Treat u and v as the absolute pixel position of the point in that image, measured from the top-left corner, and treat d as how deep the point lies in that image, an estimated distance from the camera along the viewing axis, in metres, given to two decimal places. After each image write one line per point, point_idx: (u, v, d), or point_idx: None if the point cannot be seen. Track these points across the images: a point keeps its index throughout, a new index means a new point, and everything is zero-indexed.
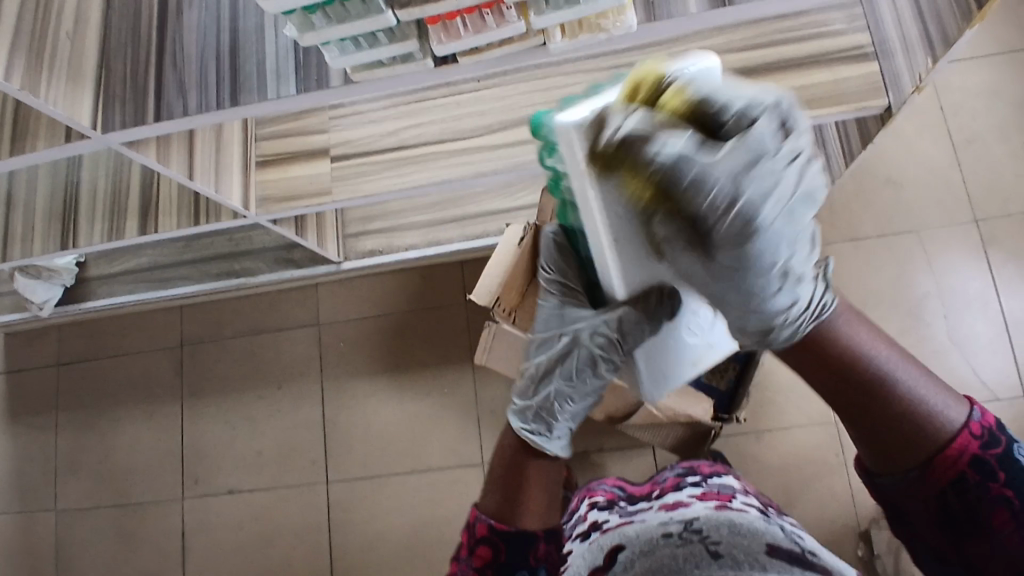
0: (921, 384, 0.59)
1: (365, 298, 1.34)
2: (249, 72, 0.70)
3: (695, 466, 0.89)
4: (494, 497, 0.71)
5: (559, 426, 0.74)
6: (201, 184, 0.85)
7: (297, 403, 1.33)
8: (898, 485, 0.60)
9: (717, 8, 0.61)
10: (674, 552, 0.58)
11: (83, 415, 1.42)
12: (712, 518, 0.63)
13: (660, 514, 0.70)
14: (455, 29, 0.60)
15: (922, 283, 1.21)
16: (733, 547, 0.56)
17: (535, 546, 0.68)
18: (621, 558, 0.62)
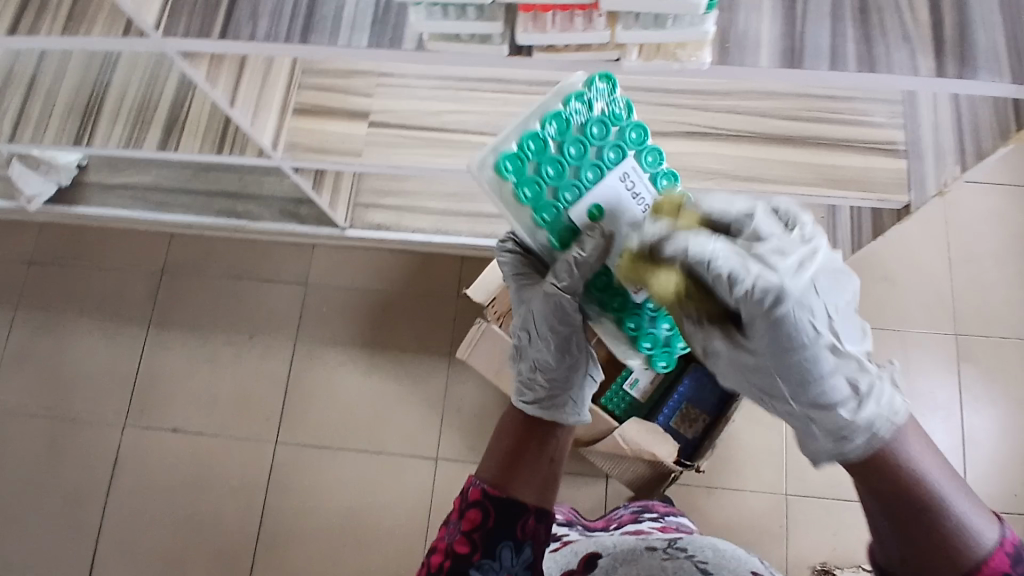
0: (962, 501, 0.49)
1: (358, 269, 1.34)
2: (325, 14, 0.70)
3: (649, 504, 0.93)
4: (495, 464, 0.67)
5: (559, 392, 0.71)
6: (239, 112, 0.86)
7: (264, 357, 1.31)
8: None
9: (785, 67, 0.65)
10: (663, 565, 0.64)
11: (42, 319, 1.37)
12: (696, 542, 0.69)
13: (625, 535, 0.78)
14: (543, 22, 0.61)
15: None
16: (720, 568, 0.63)
17: (527, 521, 0.64)
18: (601, 563, 0.68)
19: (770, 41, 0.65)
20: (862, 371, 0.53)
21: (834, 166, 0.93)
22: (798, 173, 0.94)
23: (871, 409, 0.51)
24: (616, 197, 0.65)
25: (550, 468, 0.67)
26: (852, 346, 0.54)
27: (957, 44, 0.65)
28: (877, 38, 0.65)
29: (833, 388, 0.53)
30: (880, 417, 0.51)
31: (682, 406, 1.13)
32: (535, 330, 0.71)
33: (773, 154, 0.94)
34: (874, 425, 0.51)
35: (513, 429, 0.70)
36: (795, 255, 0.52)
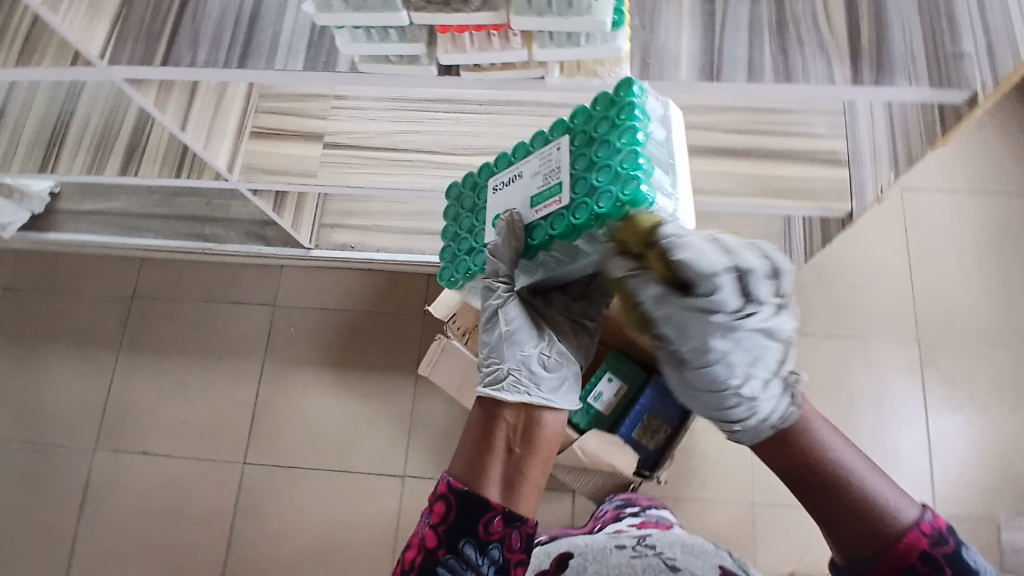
0: (873, 477, 0.55)
1: (327, 289, 1.35)
2: (263, 40, 0.72)
3: (634, 498, 0.97)
4: (462, 459, 0.63)
5: (507, 368, 0.67)
6: (191, 136, 0.88)
7: (234, 378, 1.32)
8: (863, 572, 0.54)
9: (705, 79, 0.66)
10: (632, 562, 0.69)
11: (17, 344, 1.39)
12: (663, 540, 0.74)
13: (604, 535, 0.81)
14: (462, 42, 0.63)
15: (861, 390, 1.25)
16: (688, 563, 0.68)
17: (490, 518, 0.59)
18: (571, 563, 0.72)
19: (687, 56, 0.67)
20: (766, 385, 0.57)
21: (778, 176, 0.95)
22: (744, 183, 0.95)
23: (755, 424, 0.57)
24: (502, 199, 0.69)
25: (514, 458, 0.62)
26: (769, 370, 0.57)
27: (873, 51, 0.67)
28: (794, 50, 0.67)
29: (739, 403, 0.57)
30: (761, 422, 0.57)
31: (646, 416, 1.12)
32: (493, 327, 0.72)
33: (720, 164, 0.96)
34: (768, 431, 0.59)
35: (484, 422, 0.64)
36: (725, 326, 0.54)
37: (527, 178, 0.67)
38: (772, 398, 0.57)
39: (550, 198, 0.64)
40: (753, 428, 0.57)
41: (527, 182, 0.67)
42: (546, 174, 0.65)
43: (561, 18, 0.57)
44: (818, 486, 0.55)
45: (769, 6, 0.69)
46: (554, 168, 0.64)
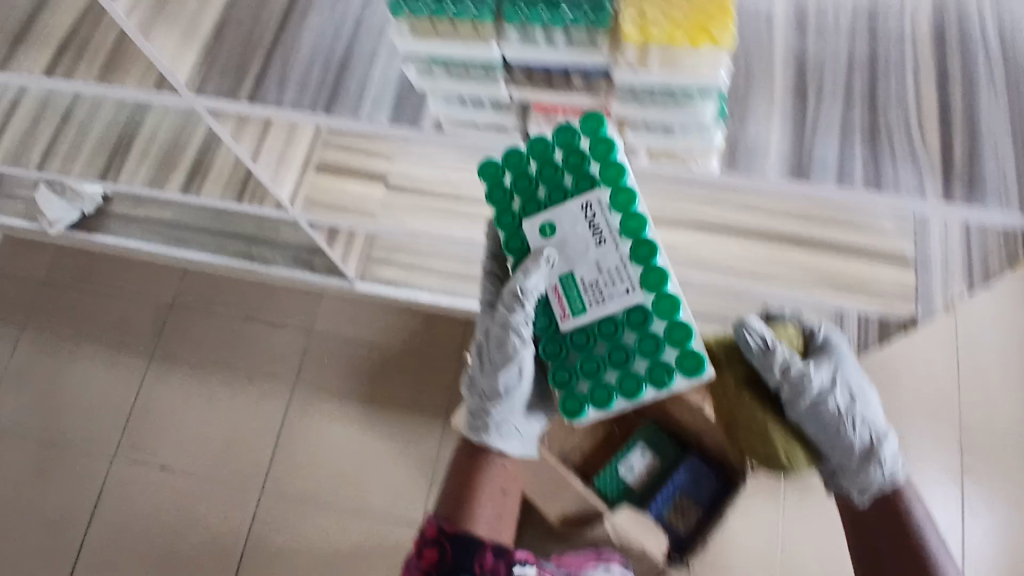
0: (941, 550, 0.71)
1: (365, 321, 1.35)
2: (350, 87, 0.72)
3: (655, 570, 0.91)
4: (446, 501, 0.74)
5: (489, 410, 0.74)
6: (261, 168, 0.88)
7: (261, 400, 1.31)
8: None
9: (793, 180, 0.65)
10: None
11: (49, 339, 1.39)
12: None
13: None
14: (556, 121, 0.63)
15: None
16: None
17: (484, 555, 0.68)
18: None
19: (775, 154, 0.66)
20: (881, 429, 0.77)
21: (839, 270, 0.94)
22: (804, 275, 0.94)
23: (889, 461, 0.75)
24: (573, 229, 0.64)
25: (497, 500, 0.76)
26: (881, 423, 0.78)
27: (966, 170, 0.66)
28: (885, 160, 0.66)
29: (869, 439, 0.76)
30: (891, 458, 0.75)
31: (676, 494, 1.12)
32: (495, 355, 0.72)
33: (780, 251, 0.95)
34: (886, 478, 0.74)
35: (464, 467, 0.76)
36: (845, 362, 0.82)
37: (586, 265, 0.64)
38: (891, 443, 0.76)
39: (568, 304, 0.66)
40: (889, 465, 0.74)
41: (588, 263, 0.63)
42: (593, 293, 0.64)
43: (664, 110, 0.55)
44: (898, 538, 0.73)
45: (863, 111, 0.68)
46: (602, 299, 0.64)
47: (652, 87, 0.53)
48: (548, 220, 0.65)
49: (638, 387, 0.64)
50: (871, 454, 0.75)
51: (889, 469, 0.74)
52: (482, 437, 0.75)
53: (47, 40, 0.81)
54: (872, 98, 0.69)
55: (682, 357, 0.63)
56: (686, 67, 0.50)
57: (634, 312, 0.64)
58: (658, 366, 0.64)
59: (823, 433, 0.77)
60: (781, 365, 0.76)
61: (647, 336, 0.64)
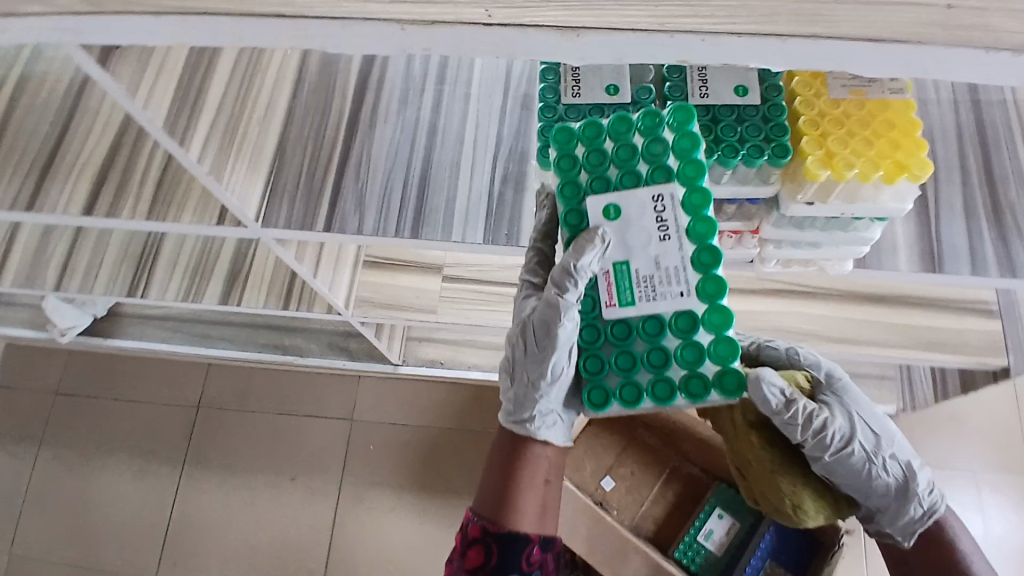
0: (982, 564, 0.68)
1: (408, 403, 1.29)
2: (435, 206, 0.67)
3: None
4: (487, 493, 0.60)
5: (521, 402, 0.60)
6: (320, 281, 0.82)
7: (309, 499, 1.24)
8: None
9: (926, 271, 0.62)
10: None
11: (69, 455, 1.30)
12: None
13: None
14: None
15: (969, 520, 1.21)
16: None
17: (532, 551, 0.57)
18: None
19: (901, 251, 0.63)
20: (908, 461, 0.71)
21: (931, 327, 0.90)
22: (896, 335, 0.90)
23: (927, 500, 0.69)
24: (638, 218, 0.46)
25: (546, 491, 0.60)
26: (904, 452, 0.72)
27: None
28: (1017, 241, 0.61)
29: (901, 478, 0.69)
30: (929, 494, 0.69)
31: (764, 563, 1.06)
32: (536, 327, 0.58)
33: (863, 311, 0.92)
34: (928, 515, 0.69)
35: (501, 455, 0.61)
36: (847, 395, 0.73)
37: (649, 252, 0.46)
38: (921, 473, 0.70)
39: (617, 291, 0.47)
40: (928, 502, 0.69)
41: (647, 253, 0.46)
42: (643, 284, 0.46)
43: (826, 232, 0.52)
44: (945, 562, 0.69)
45: (981, 191, 0.64)
46: (652, 293, 0.46)
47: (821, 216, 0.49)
48: (611, 199, 0.46)
49: (670, 395, 0.46)
50: (907, 493, 0.69)
51: (930, 505, 0.69)
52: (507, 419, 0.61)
53: (78, 171, 0.69)
54: (989, 174, 0.64)
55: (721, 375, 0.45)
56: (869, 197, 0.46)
57: (682, 316, 0.46)
58: (693, 378, 0.45)
59: (852, 483, 0.69)
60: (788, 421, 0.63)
61: (690, 342, 0.46)
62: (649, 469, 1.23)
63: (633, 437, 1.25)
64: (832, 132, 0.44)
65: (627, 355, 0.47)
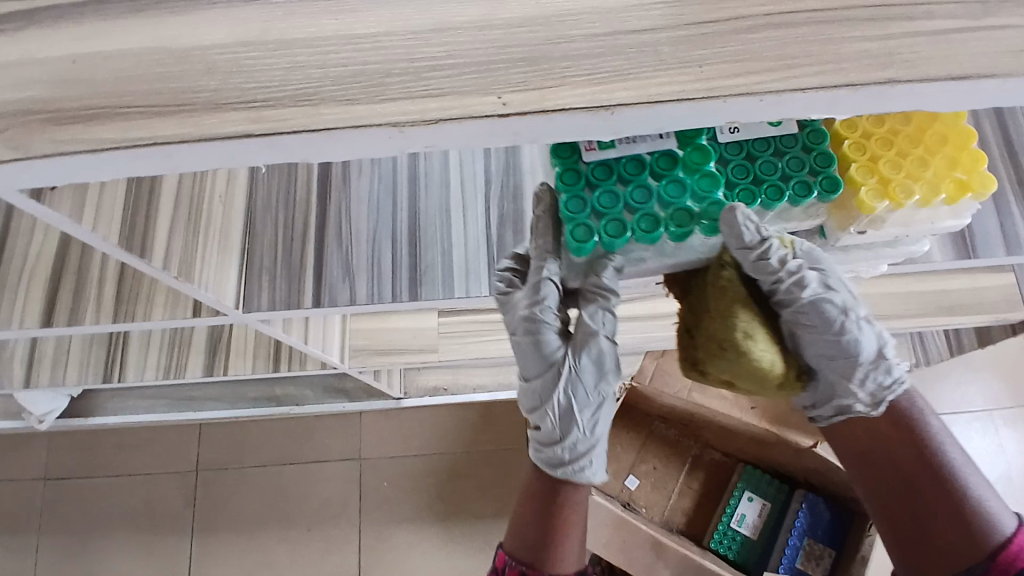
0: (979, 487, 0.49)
1: (415, 433, 1.24)
2: (432, 262, 0.61)
3: None
4: (521, 531, 0.57)
5: (578, 447, 0.54)
6: (312, 346, 0.77)
7: (329, 548, 1.20)
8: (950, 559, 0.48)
9: (962, 258, 0.55)
10: None
11: (68, 541, 1.23)
12: None
13: None
14: None
15: (987, 454, 1.24)
16: None
17: None
18: None
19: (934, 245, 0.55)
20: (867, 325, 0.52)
21: (944, 291, 0.89)
22: (913, 304, 0.88)
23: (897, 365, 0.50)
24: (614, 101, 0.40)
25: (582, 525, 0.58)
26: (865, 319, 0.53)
27: None
28: None
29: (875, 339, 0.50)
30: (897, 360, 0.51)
31: (803, 542, 1.07)
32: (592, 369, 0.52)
33: (875, 283, 0.90)
34: (900, 385, 0.50)
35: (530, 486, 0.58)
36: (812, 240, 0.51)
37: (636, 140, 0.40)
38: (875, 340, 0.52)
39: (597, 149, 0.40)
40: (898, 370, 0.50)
41: None
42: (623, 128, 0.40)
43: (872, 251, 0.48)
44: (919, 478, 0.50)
45: (1005, 167, 0.55)
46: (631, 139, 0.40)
47: (868, 241, 0.47)
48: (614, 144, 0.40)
49: (657, 228, 0.39)
50: (878, 359, 0.49)
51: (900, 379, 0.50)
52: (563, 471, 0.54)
53: (27, 276, 0.62)
54: (1007, 141, 0.55)
55: (707, 206, 0.40)
56: (919, 221, 0.43)
57: (662, 156, 0.40)
58: (678, 210, 0.40)
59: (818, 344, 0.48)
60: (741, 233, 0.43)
61: (671, 178, 0.40)
62: (672, 462, 1.20)
63: (650, 432, 1.22)
64: (883, 158, 0.41)
65: (610, 196, 0.40)
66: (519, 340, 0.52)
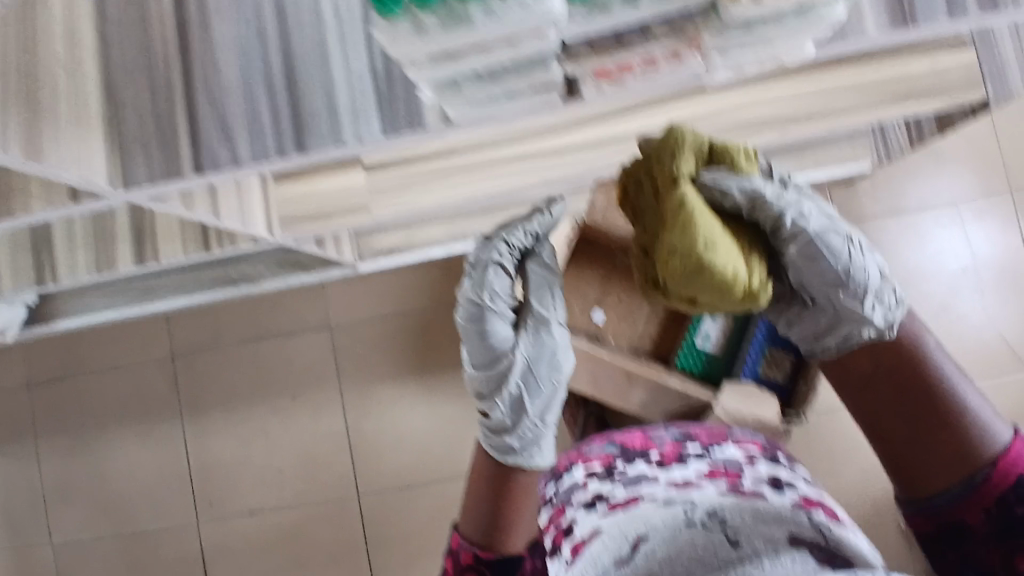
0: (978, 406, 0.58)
1: (381, 293, 1.23)
2: (315, 108, 0.54)
3: (754, 441, 0.87)
4: (472, 525, 0.66)
5: (525, 431, 0.69)
6: (228, 221, 0.72)
7: (315, 413, 1.24)
8: (956, 500, 0.56)
9: (897, 29, 0.46)
10: (693, 540, 0.62)
11: (67, 438, 1.28)
12: (735, 511, 0.64)
13: (670, 490, 0.75)
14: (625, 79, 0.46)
15: (952, 244, 1.24)
16: (751, 536, 0.60)
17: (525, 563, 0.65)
18: (645, 549, 0.63)
19: (861, 13, 0.46)
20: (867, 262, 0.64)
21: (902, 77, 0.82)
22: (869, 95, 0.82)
23: (890, 297, 0.62)
24: None
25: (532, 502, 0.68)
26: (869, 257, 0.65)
27: None
28: None
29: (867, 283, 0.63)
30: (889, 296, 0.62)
31: (765, 351, 1.10)
32: (540, 362, 0.69)
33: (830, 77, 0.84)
34: (896, 308, 0.61)
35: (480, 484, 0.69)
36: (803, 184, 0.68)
37: None
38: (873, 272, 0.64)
39: None
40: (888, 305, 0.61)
41: None
42: None
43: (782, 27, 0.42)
44: (921, 405, 0.58)
45: None
46: None
47: (771, 14, 0.41)
48: None
49: None
50: (876, 288, 0.62)
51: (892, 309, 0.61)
52: (514, 459, 0.68)
53: None
54: None
55: None
56: None
57: None
58: None
59: (822, 274, 0.63)
60: (746, 190, 0.60)
61: None
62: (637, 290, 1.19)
63: (614, 264, 1.19)
64: None
65: None
66: (471, 334, 0.68)
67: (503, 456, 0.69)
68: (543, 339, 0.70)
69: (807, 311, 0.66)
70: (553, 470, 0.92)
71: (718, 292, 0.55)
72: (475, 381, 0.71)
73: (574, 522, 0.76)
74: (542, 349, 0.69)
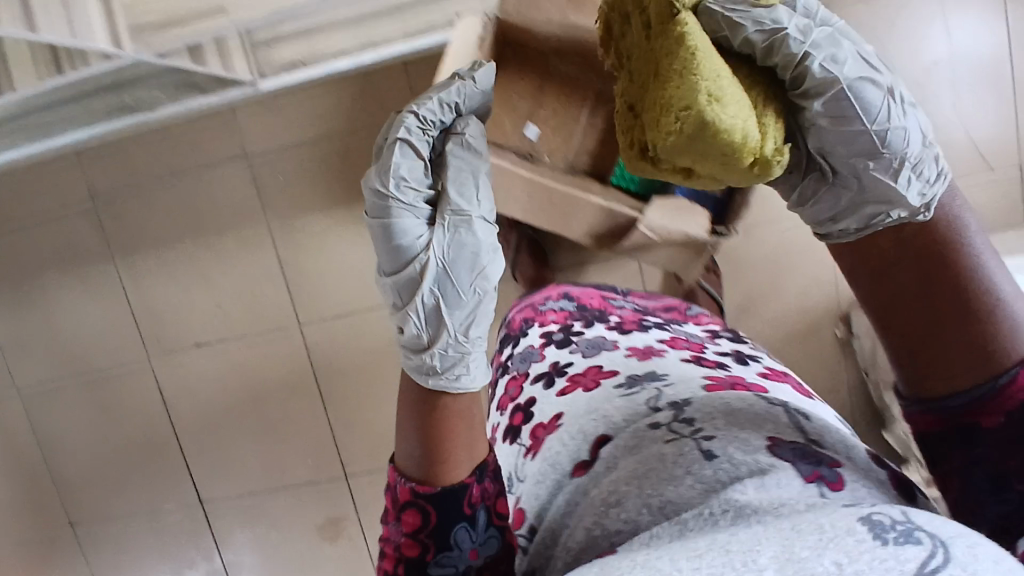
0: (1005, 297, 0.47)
1: (297, 117, 1.14)
2: None
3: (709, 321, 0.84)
4: (408, 450, 0.56)
5: (442, 350, 0.56)
6: (47, 34, 0.64)
7: (248, 247, 1.21)
8: (964, 405, 0.48)
9: None
10: (661, 449, 0.45)
11: (6, 284, 1.27)
12: (704, 401, 0.50)
13: (632, 363, 0.63)
14: None
15: (928, 33, 1.11)
16: (724, 438, 0.44)
17: (472, 493, 0.54)
18: (607, 453, 0.50)
19: None
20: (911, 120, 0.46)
21: None
22: None
23: (933, 173, 0.46)
24: None
25: (473, 418, 0.57)
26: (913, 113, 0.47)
27: None
28: None
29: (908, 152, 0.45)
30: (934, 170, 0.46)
31: None
32: (459, 266, 0.55)
33: None
34: (937, 181, 0.46)
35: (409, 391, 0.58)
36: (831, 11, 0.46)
37: None
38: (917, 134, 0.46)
39: None
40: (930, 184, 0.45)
41: None
42: None
43: None
44: (934, 293, 0.47)
45: None
46: None
47: None
48: None
49: None
50: (922, 158, 0.46)
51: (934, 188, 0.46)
52: (435, 381, 0.56)
53: None
54: None
55: None
56: None
57: None
58: None
59: (856, 141, 0.45)
60: (760, 25, 0.41)
61: None
62: (572, 101, 1.10)
63: (547, 73, 1.09)
64: None
65: None
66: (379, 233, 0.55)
67: (426, 381, 0.57)
68: (462, 234, 0.56)
69: (824, 186, 0.48)
70: (507, 331, 0.86)
71: (725, 158, 0.39)
72: (389, 290, 0.58)
73: (530, 402, 0.65)
74: (459, 249, 0.55)
